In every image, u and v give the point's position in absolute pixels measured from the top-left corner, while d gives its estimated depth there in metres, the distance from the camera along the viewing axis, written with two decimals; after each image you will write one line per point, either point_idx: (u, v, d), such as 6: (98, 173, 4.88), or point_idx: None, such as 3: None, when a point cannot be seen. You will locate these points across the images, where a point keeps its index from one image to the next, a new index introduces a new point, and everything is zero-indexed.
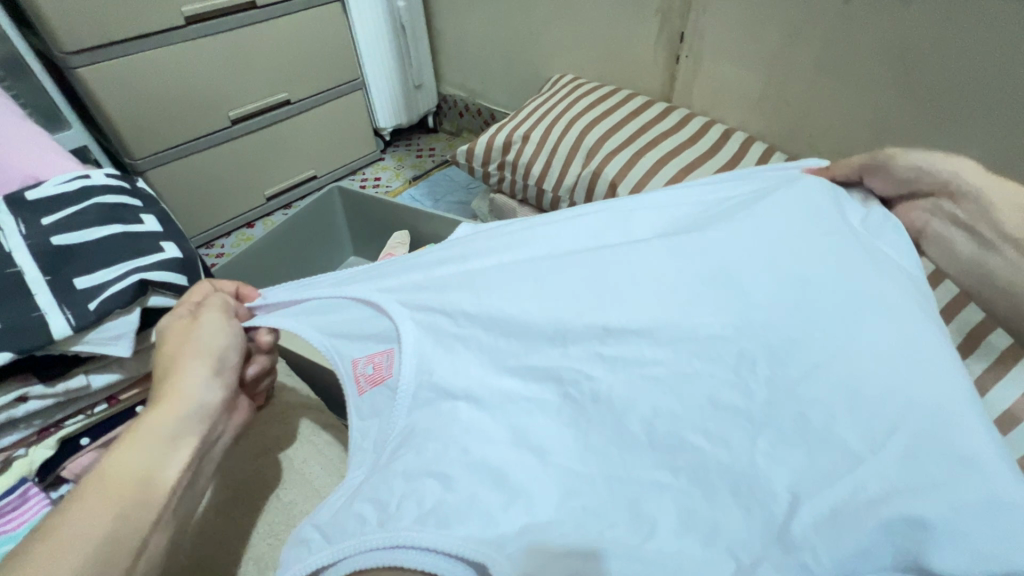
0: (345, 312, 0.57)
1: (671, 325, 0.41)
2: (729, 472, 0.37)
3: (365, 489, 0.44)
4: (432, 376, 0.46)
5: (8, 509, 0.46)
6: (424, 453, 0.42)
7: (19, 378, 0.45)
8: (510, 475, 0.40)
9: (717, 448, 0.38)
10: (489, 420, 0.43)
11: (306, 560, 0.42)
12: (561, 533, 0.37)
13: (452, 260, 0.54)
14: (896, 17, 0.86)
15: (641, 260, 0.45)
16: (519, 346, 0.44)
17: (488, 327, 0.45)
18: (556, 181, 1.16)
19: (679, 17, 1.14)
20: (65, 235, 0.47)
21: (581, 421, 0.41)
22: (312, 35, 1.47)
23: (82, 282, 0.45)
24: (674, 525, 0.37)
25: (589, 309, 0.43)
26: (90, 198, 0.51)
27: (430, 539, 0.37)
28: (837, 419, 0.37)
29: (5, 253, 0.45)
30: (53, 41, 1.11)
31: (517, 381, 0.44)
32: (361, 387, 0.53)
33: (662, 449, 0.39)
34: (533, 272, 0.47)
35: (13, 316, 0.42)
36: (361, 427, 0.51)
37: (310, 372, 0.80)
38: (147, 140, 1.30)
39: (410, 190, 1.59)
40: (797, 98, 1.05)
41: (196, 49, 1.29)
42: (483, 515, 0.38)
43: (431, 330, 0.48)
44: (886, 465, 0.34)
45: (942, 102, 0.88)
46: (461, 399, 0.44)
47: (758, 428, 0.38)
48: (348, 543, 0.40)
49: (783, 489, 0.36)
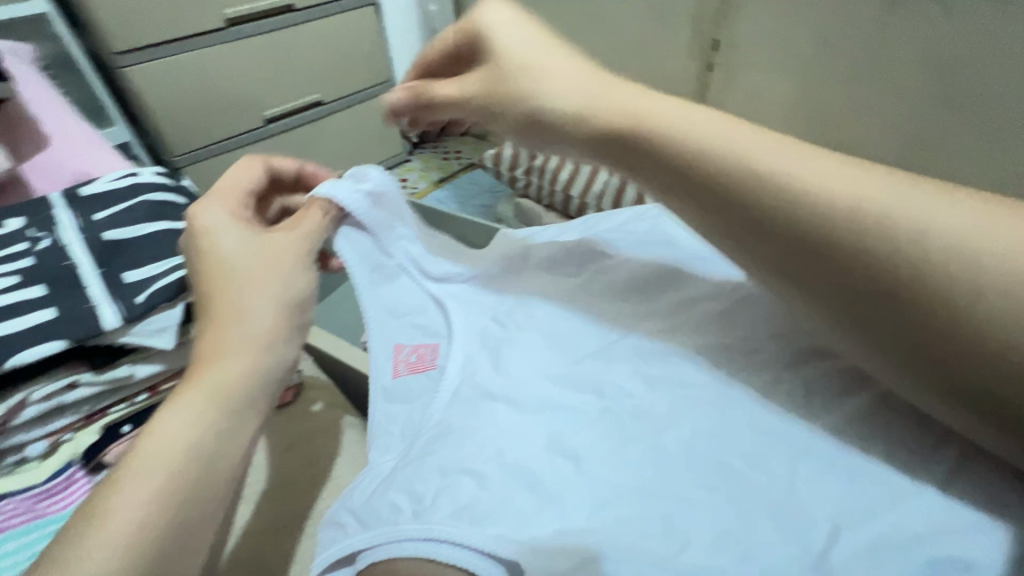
0: (400, 286, 0.61)
1: (707, 349, 0.45)
2: (768, 496, 0.37)
3: (399, 481, 0.46)
4: (476, 378, 0.51)
5: (58, 489, 0.49)
6: (460, 451, 0.44)
7: (70, 365, 0.48)
8: (543, 480, 0.41)
9: (754, 471, 0.38)
10: (525, 425, 0.45)
11: (342, 542, 0.45)
12: (590, 540, 0.37)
13: (513, 270, 0.60)
14: (938, 28, 0.84)
15: (679, 286, 0.52)
16: (567, 356, 0.50)
17: (535, 335, 0.52)
18: (583, 188, 1.16)
19: (711, 25, 1.13)
20: (115, 231, 0.49)
21: (618, 433, 0.43)
22: (346, 37, 1.51)
23: (131, 277, 0.47)
24: (709, 541, 0.35)
25: (631, 326, 0.50)
26: (138, 194, 0.52)
27: (459, 534, 0.38)
28: (879, 451, 0.36)
29: (61, 247, 0.47)
30: (103, 41, 1.16)
31: (557, 389, 0.47)
32: (396, 370, 0.57)
33: (699, 467, 0.39)
34: (579, 290, 0.55)
35: (66, 307, 0.44)
36: (388, 411, 0.55)
37: (337, 370, 0.81)
38: (185, 137, 1.34)
39: (436, 192, 1.61)
40: (831, 108, 1.03)
41: (235, 51, 1.33)
42: (515, 516, 0.39)
43: (482, 336, 0.55)
44: (932, 500, 0.34)
45: (986, 114, 0.85)
46: (499, 400, 0.48)
47: (800, 453, 0.38)
48: (381, 533, 0.42)
49: (824, 519, 0.35)
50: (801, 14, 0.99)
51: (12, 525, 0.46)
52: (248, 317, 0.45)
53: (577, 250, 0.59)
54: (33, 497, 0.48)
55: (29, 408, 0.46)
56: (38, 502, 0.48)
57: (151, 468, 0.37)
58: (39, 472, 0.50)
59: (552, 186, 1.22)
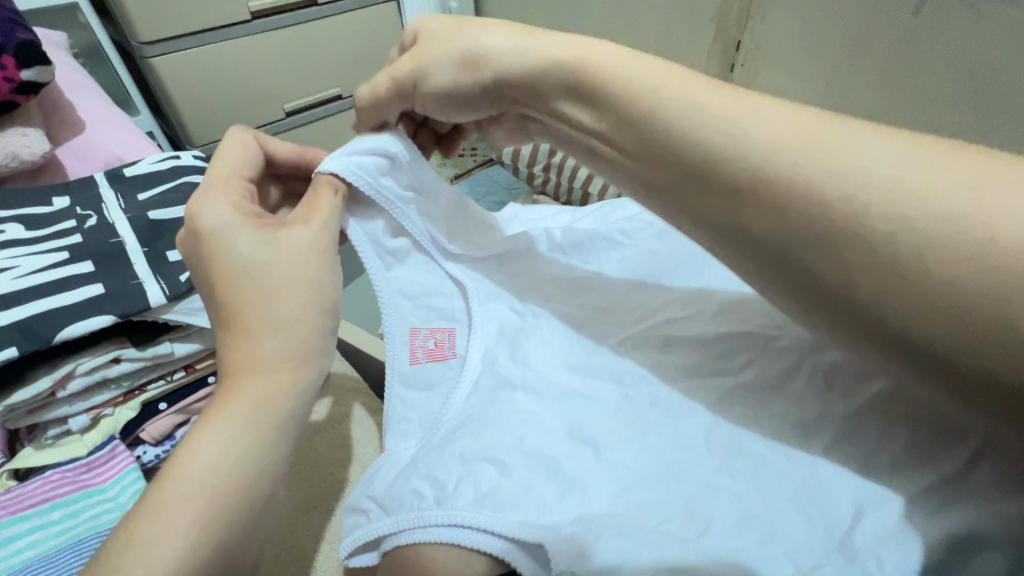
0: (413, 265, 0.55)
1: (727, 338, 0.46)
2: (790, 481, 0.38)
3: (420, 467, 0.44)
4: (495, 365, 0.49)
5: (100, 462, 0.50)
6: (483, 438, 0.43)
7: (114, 341, 0.49)
8: (564, 466, 0.40)
9: (777, 455, 0.39)
10: (546, 411, 0.44)
11: (365, 528, 0.44)
12: (615, 524, 0.37)
13: (523, 255, 0.58)
14: (967, 32, 0.84)
15: (693, 287, 0.53)
16: (583, 351, 0.49)
17: (554, 325, 0.51)
18: (602, 186, 1.17)
19: (736, 26, 1.13)
20: (160, 211, 0.50)
21: (637, 421, 0.43)
22: (368, 32, 1.52)
23: (173, 256, 0.48)
24: (730, 525, 0.36)
25: (650, 321, 0.50)
26: (183, 177, 0.53)
27: (487, 521, 0.37)
28: (892, 438, 0.37)
29: (108, 224, 0.49)
30: (131, 32, 1.18)
31: (578, 379, 0.47)
32: (413, 357, 0.53)
33: (721, 455, 0.40)
34: (596, 284, 0.55)
35: (115, 282, 0.45)
36: (406, 398, 0.52)
37: (358, 357, 0.82)
38: (209, 128, 1.36)
39: (452, 187, 1.62)
40: (854, 111, 1.03)
41: (260, 43, 1.34)
42: (539, 502, 0.39)
43: (500, 323, 0.53)
44: (949, 483, 0.34)
45: (1011, 120, 0.85)
46: (519, 388, 0.46)
47: (810, 436, 0.39)
48: (405, 516, 0.41)
49: (848, 501, 0.36)
50: (828, 15, 0.99)
51: (58, 495, 0.47)
52: (265, 332, 0.42)
53: (597, 238, 0.59)
54: (75, 469, 0.49)
55: (74, 381, 0.47)
56: (83, 473, 0.49)
57: (185, 493, 0.36)
58: (82, 444, 0.51)
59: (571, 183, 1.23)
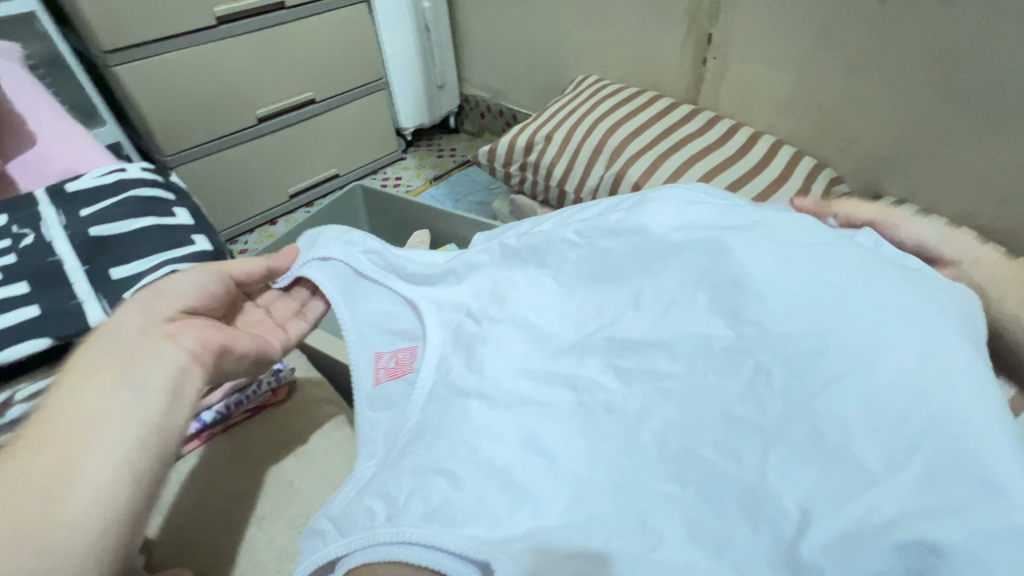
0: (371, 299, 0.60)
1: (682, 338, 0.42)
2: (739, 488, 0.35)
3: (375, 485, 0.43)
4: (449, 375, 0.48)
5: None
6: (435, 450, 0.42)
7: (55, 364, 0.46)
8: (518, 478, 0.39)
9: (728, 461, 0.36)
10: (500, 420, 0.43)
11: (322, 551, 0.42)
12: (565, 536, 0.36)
13: (480, 259, 0.55)
14: (934, 19, 0.84)
15: (655, 283, 0.45)
16: (537, 354, 0.47)
17: (513, 331, 0.49)
18: (578, 183, 1.16)
19: (708, 19, 1.13)
20: (102, 227, 0.49)
21: (592, 428, 0.41)
22: (339, 34, 1.50)
23: (117, 273, 0.47)
24: (680, 536, 0.34)
25: (607, 324, 0.46)
26: (126, 191, 0.52)
27: (435, 536, 0.37)
28: (853, 435, 0.34)
29: (45, 242, 0.47)
30: (91, 39, 1.15)
31: (530, 384, 0.45)
32: (378, 377, 0.55)
33: (673, 462, 0.37)
34: (559, 284, 0.50)
35: (53, 303, 0.44)
36: (372, 419, 0.53)
37: (331, 367, 0.81)
38: (177, 137, 1.33)
39: (431, 189, 1.60)
40: (829, 101, 1.03)
41: (227, 48, 1.32)
42: (489, 516, 0.38)
43: (453, 332, 0.52)
44: (904, 486, 0.32)
45: (981, 105, 0.85)
46: (473, 396, 0.45)
47: (771, 440, 0.36)
48: (360, 535, 0.40)
49: (793, 505, 0.34)
50: (797, 6, 0.99)
51: None
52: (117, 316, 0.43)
53: (551, 236, 0.51)
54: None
55: (13, 407, 0.45)
56: None
57: (36, 448, 0.35)
58: None
59: (547, 182, 1.22)
